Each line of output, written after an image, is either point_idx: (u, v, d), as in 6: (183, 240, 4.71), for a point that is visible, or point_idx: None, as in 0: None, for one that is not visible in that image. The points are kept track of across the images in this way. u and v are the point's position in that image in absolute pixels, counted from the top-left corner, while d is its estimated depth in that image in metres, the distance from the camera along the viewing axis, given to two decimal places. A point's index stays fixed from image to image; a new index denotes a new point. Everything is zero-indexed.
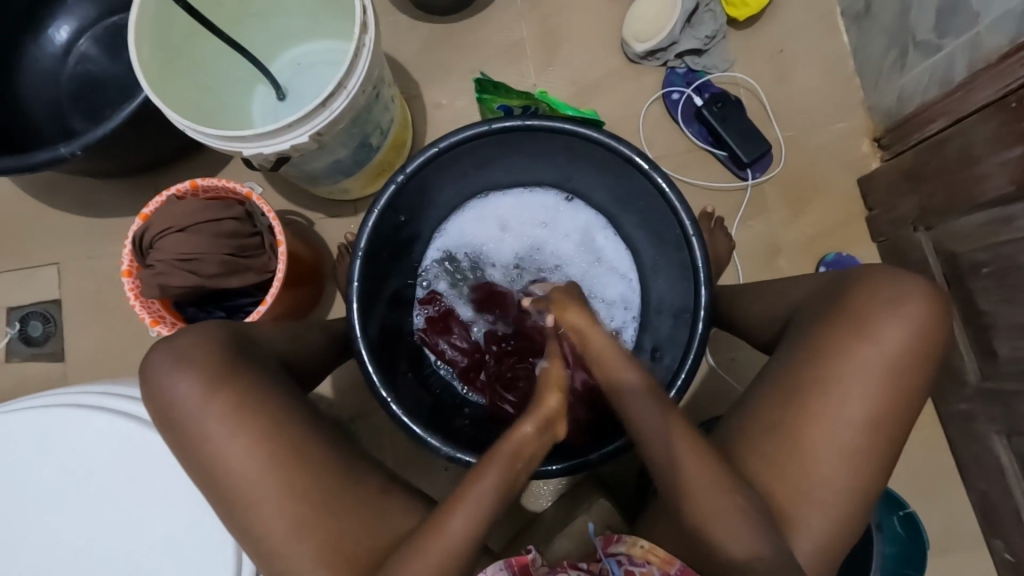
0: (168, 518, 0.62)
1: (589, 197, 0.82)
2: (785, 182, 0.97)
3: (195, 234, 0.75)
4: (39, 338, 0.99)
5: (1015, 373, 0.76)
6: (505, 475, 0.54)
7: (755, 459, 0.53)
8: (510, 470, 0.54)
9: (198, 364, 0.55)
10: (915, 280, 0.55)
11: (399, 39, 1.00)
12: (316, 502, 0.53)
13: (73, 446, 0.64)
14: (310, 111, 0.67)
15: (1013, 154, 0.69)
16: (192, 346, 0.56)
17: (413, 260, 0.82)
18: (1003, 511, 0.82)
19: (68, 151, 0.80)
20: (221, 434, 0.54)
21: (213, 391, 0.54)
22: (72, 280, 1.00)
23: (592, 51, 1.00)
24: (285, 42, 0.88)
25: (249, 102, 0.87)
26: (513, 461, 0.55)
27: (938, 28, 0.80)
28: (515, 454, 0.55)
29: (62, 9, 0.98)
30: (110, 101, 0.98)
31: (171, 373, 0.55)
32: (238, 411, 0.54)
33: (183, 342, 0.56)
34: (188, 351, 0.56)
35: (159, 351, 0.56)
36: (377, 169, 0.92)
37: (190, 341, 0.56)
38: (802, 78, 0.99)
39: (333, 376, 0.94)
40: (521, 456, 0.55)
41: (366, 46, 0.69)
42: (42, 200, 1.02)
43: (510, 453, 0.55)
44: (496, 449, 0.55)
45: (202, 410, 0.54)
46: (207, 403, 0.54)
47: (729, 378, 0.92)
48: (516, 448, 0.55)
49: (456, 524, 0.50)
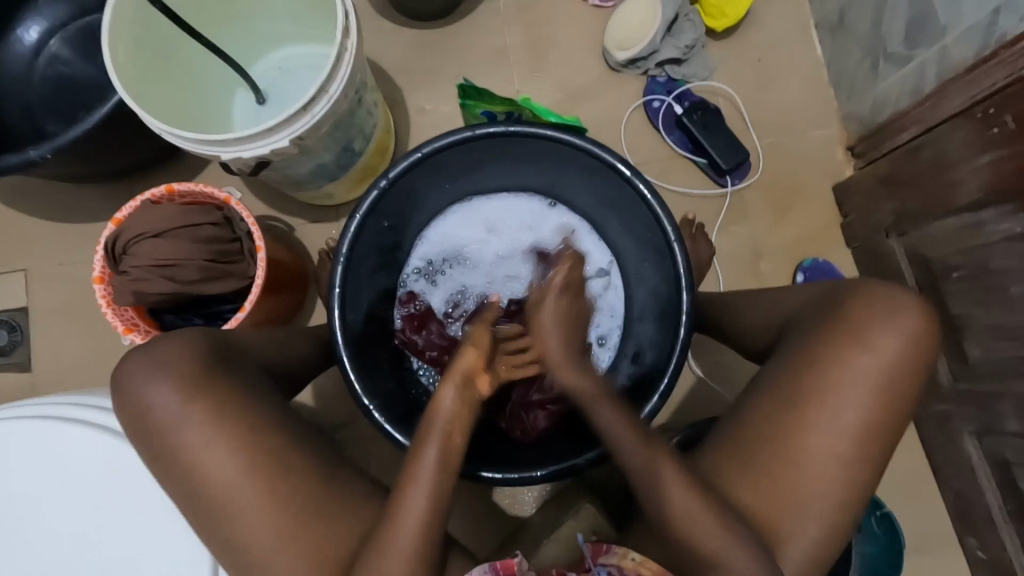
0: (142, 531, 0.60)
1: (573, 202, 0.83)
2: (764, 189, 0.99)
3: (171, 240, 0.73)
4: (4, 346, 0.96)
5: (988, 374, 0.78)
6: (446, 446, 0.52)
7: (745, 466, 0.54)
8: (451, 445, 0.52)
9: (176, 371, 0.53)
10: (907, 294, 0.56)
11: (381, 45, 1.00)
12: (299, 513, 0.52)
13: (42, 458, 0.62)
14: (291, 115, 0.66)
15: (983, 161, 0.71)
16: (170, 352, 0.54)
17: (396, 265, 0.81)
18: (976, 510, 0.85)
19: (39, 153, 0.77)
20: (201, 445, 0.52)
21: (193, 399, 0.53)
22: (41, 287, 0.96)
23: (575, 58, 1.01)
24: (265, 46, 0.87)
25: (229, 107, 0.86)
26: (450, 437, 0.52)
27: (909, 40, 0.82)
28: (449, 429, 0.52)
29: (33, 9, 0.96)
30: (83, 103, 0.95)
31: (147, 380, 0.53)
32: (218, 421, 0.53)
33: (161, 348, 0.55)
34: (166, 359, 0.54)
35: (135, 357, 0.55)
36: (359, 175, 0.91)
37: (167, 348, 0.55)
38: (779, 87, 1.01)
39: (314, 383, 0.92)
40: (456, 425, 0.53)
41: (348, 50, 0.68)
42: (9, 205, 0.98)
43: (444, 426, 0.52)
44: (428, 416, 0.53)
45: (182, 421, 0.53)
46: (186, 412, 0.53)
47: (712, 382, 0.93)
48: (446, 422, 0.52)
49: (434, 522, 0.50)
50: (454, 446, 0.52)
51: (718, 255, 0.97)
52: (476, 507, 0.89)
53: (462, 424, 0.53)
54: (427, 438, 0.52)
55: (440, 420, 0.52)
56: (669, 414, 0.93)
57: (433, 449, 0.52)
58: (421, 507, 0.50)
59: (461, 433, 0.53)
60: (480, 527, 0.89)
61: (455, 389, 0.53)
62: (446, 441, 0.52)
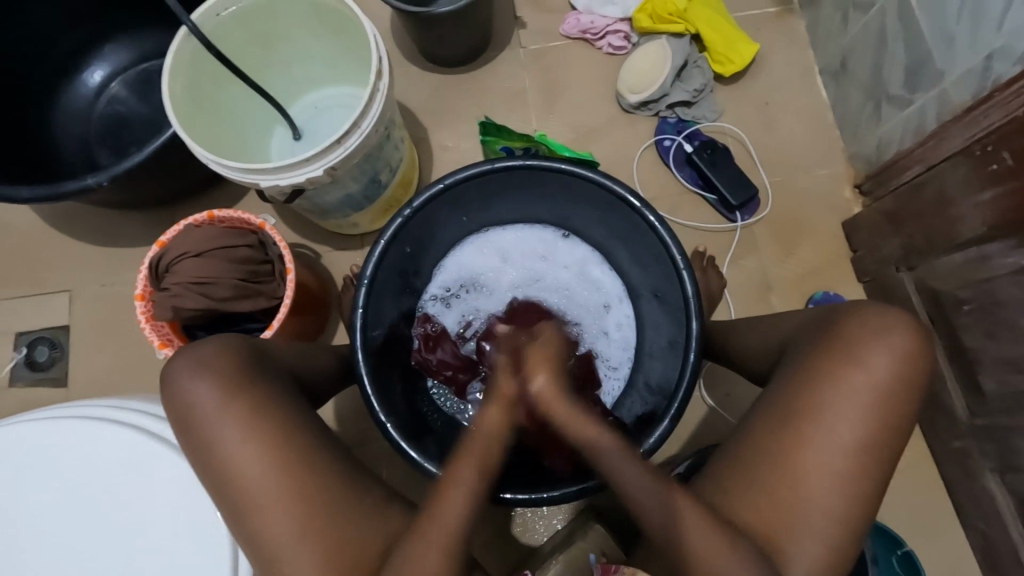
0: (167, 532, 0.62)
1: (586, 234, 0.86)
2: (772, 224, 1.02)
3: (210, 260, 0.78)
4: (44, 363, 1.01)
5: (1003, 408, 0.77)
6: (477, 473, 0.54)
7: (748, 491, 0.54)
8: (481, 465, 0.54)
9: (216, 370, 0.57)
10: (899, 313, 0.57)
11: (410, 88, 1.08)
12: (321, 511, 0.54)
13: (76, 460, 0.65)
14: (325, 147, 0.73)
15: (984, 197, 0.73)
16: (211, 355, 0.58)
17: (416, 290, 0.86)
18: (1002, 552, 0.82)
19: (95, 181, 0.84)
20: (233, 437, 0.55)
21: (231, 396, 0.56)
22: (83, 306, 1.03)
23: (590, 101, 1.07)
24: (303, 88, 0.95)
25: (266, 141, 0.93)
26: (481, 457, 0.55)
27: (909, 84, 0.86)
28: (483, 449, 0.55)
29: (99, 55, 1.06)
30: (136, 138, 1.04)
31: (192, 376, 0.57)
32: (254, 416, 0.56)
33: (204, 350, 0.59)
34: (209, 358, 0.58)
35: (181, 358, 0.59)
36: (384, 206, 0.97)
37: (210, 349, 0.59)
38: (786, 128, 1.05)
39: (332, 404, 0.96)
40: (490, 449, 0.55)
41: (379, 90, 0.75)
42: (60, 230, 1.06)
43: (477, 448, 0.55)
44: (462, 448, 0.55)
45: (219, 414, 0.56)
46: (224, 407, 0.56)
47: (723, 412, 0.94)
48: (482, 443, 0.55)
49: (439, 524, 0.52)
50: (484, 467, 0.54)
51: (729, 287, 1.00)
52: (487, 531, 0.90)
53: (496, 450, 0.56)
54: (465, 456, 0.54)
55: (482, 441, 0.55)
56: (680, 442, 0.94)
57: (467, 469, 0.54)
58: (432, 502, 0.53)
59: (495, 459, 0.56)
60: (490, 548, 0.89)
61: (498, 415, 0.56)
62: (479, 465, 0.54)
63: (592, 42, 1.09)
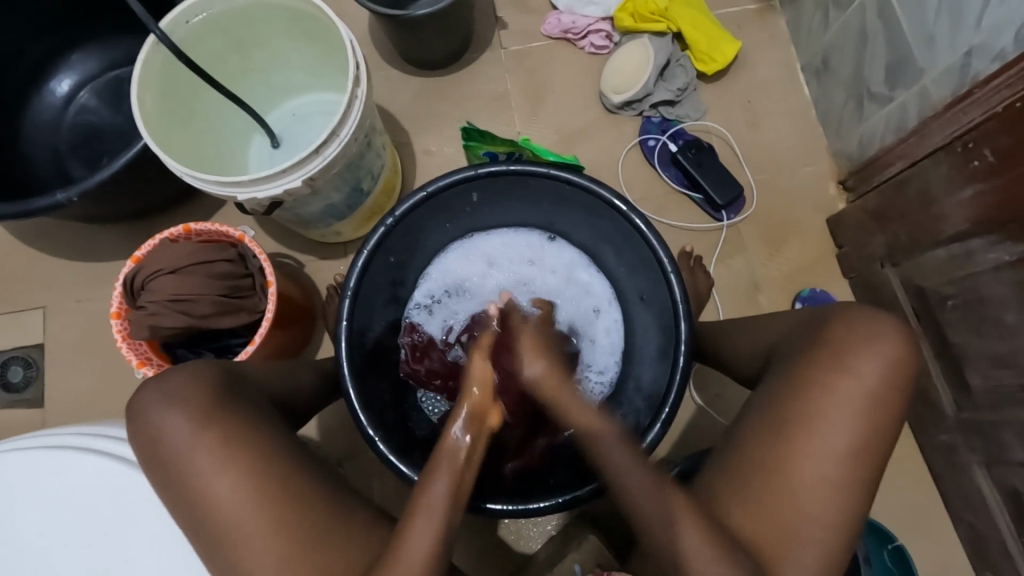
0: (156, 559, 0.61)
1: (572, 236, 0.85)
2: (759, 222, 1.02)
3: (188, 276, 0.76)
4: (18, 383, 0.98)
5: (990, 402, 0.78)
6: (454, 479, 0.53)
7: (750, 504, 0.53)
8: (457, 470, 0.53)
9: (186, 400, 0.55)
10: (888, 319, 0.57)
11: (391, 91, 1.06)
12: (300, 538, 0.52)
13: (58, 489, 0.63)
14: (303, 158, 0.70)
15: (966, 193, 0.73)
16: (180, 385, 0.56)
17: (400, 300, 0.84)
18: (991, 544, 0.83)
19: (66, 196, 0.81)
20: (210, 469, 0.53)
21: (203, 426, 0.54)
22: (58, 323, 1.00)
23: (574, 102, 1.06)
24: (281, 95, 0.92)
25: (243, 151, 0.91)
26: (457, 460, 0.54)
27: (890, 81, 0.87)
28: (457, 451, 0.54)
29: (65, 63, 1.03)
30: (109, 149, 1.01)
31: (160, 408, 0.55)
32: (227, 446, 0.54)
33: (172, 381, 0.57)
34: (178, 390, 0.56)
35: (148, 388, 0.57)
36: (367, 214, 0.95)
37: (180, 379, 0.57)
38: (769, 125, 1.05)
39: (318, 417, 0.95)
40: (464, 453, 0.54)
41: (358, 97, 0.73)
42: (32, 245, 1.03)
43: (450, 452, 0.54)
44: (438, 450, 0.55)
45: (191, 446, 0.54)
46: (196, 438, 0.54)
47: (714, 412, 0.94)
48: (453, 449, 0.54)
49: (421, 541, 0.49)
50: (462, 474, 0.53)
51: (717, 287, 1.00)
52: (481, 542, 0.89)
53: (470, 470, 0.54)
54: (437, 468, 0.53)
55: (451, 457, 0.54)
56: (671, 444, 0.94)
57: (442, 480, 0.53)
58: (417, 527, 0.50)
59: (471, 473, 0.54)
60: (485, 559, 0.89)
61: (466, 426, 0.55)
62: (458, 474, 0.53)
63: (574, 42, 1.07)
